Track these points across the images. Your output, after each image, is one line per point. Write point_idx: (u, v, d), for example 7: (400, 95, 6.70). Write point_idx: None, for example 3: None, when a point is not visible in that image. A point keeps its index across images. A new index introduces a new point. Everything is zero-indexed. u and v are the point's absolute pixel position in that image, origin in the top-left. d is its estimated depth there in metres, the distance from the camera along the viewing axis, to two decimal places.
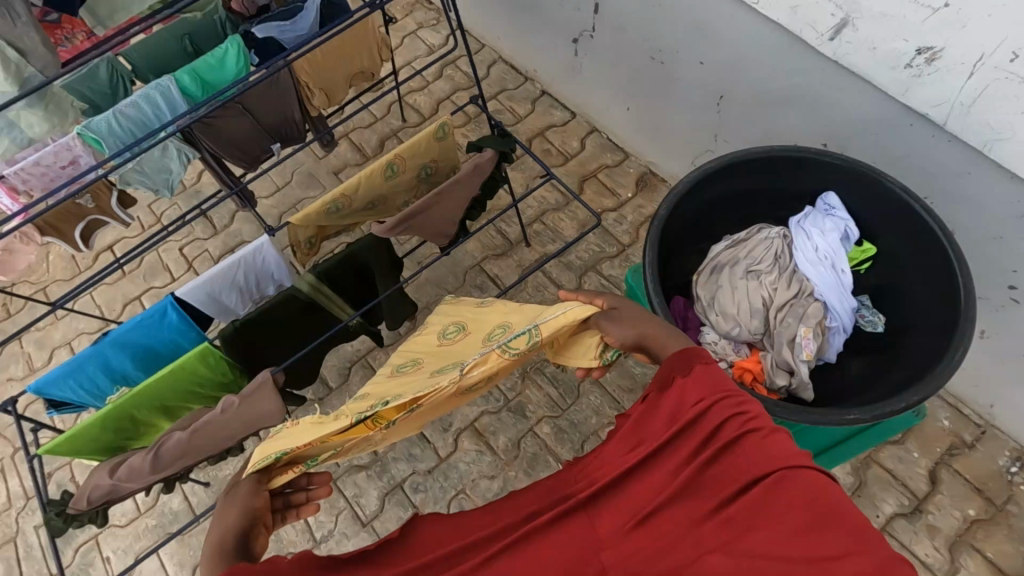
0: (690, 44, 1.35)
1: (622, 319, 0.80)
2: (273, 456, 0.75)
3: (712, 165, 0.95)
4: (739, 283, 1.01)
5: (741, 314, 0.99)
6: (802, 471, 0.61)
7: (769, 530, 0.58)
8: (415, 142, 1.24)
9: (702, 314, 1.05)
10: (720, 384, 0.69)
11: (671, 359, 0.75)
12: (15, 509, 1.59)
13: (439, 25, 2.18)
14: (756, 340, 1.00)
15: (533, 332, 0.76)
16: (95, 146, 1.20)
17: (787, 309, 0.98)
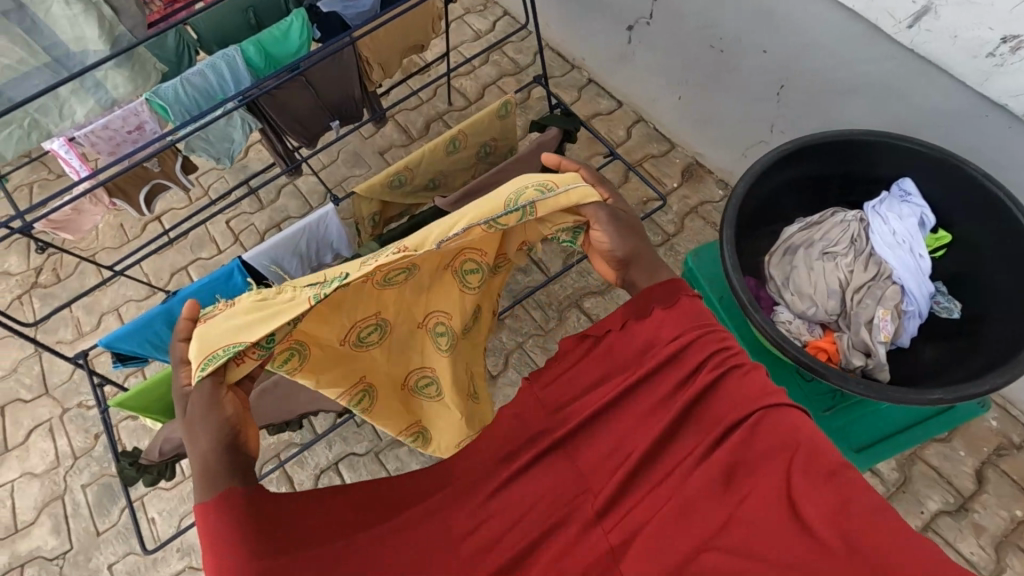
0: (753, 31, 1.36)
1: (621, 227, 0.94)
2: (225, 352, 0.79)
3: (788, 147, 1.01)
4: (816, 264, 1.08)
5: (818, 294, 1.06)
6: (780, 411, 0.72)
7: (757, 491, 0.68)
8: (478, 120, 1.25)
9: (776, 295, 1.11)
10: (697, 320, 0.82)
11: (657, 287, 0.88)
12: (63, 468, 1.61)
13: (486, 11, 2.18)
14: (831, 321, 1.07)
15: (526, 209, 0.86)
16: (162, 114, 1.18)
17: (864, 291, 1.04)
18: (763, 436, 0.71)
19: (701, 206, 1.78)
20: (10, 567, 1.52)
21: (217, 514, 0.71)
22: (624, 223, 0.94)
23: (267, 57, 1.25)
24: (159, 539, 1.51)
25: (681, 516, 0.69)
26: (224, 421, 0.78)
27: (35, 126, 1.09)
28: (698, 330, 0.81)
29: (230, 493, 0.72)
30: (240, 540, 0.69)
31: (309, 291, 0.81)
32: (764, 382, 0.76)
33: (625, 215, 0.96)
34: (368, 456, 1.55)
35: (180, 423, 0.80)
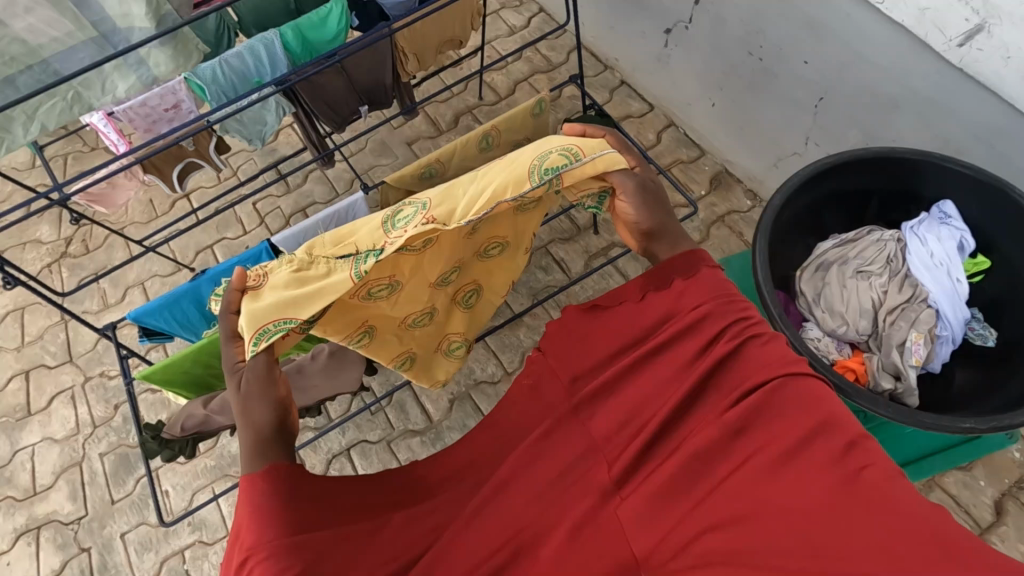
0: (795, 40, 1.34)
1: (645, 200, 0.93)
2: (283, 327, 0.82)
3: (828, 163, 1.01)
4: (849, 282, 1.07)
5: (850, 313, 1.05)
6: (794, 381, 0.73)
7: (775, 459, 0.67)
8: (513, 116, 1.25)
9: (807, 309, 1.10)
10: (714, 288, 0.84)
11: (677, 258, 0.91)
12: (82, 435, 1.64)
13: (522, 7, 2.17)
14: (862, 341, 1.06)
15: (555, 179, 0.87)
16: (199, 94, 1.19)
17: (898, 313, 1.02)
18: (777, 408, 0.71)
19: (728, 214, 1.76)
20: (26, 528, 1.55)
21: (263, 484, 0.75)
22: (650, 194, 0.94)
23: (305, 43, 1.26)
24: (171, 512, 1.53)
25: (685, 486, 0.70)
26: (277, 397, 0.83)
27: (77, 99, 1.09)
28: (717, 301, 0.82)
29: (275, 467, 0.77)
30: (280, 513, 0.72)
31: (346, 262, 0.84)
32: (783, 353, 0.77)
33: (653, 185, 0.95)
34: (380, 444, 1.56)
35: (233, 400, 0.84)
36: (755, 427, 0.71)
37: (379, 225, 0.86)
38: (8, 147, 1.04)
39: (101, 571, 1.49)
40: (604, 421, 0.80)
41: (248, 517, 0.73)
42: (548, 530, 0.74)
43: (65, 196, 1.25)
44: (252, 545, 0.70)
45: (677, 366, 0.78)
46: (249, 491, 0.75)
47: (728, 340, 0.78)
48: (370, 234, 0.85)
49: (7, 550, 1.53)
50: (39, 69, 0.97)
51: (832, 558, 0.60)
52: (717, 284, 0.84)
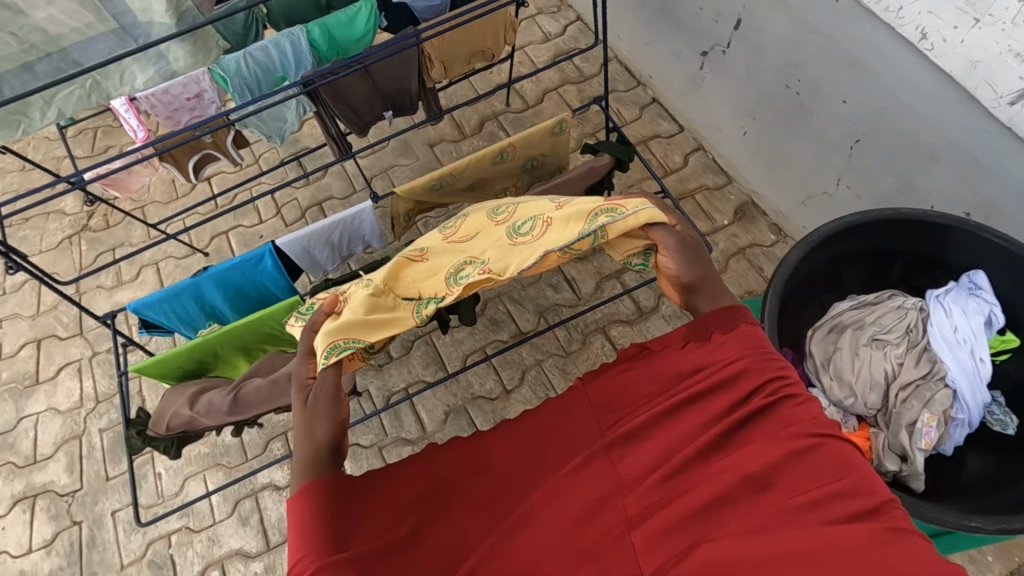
0: (835, 78, 1.27)
1: (687, 252, 0.87)
2: (350, 346, 0.81)
3: (853, 219, 0.96)
4: (862, 350, 1.02)
5: (860, 386, 1.00)
6: (829, 444, 0.67)
7: (804, 518, 0.61)
8: (531, 134, 1.22)
9: (814, 373, 1.04)
10: (754, 346, 0.76)
11: (714, 312, 0.82)
12: (84, 409, 1.67)
13: (559, 14, 2.13)
14: (869, 415, 1.01)
15: (597, 233, 0.85)
16: (222, 84, 1.20)
17: (912, 390, 0.98)
18: (806, 466, 0.65)
19: (750, 247, 1.70)
20: (23, 495, 1.58)
21: (309, 501, 0.69)
22: (690, 247, 0.87)
23: (331, 41, 1.25)
24: (162, 496, 1.55)
25: (704, 514, 0.64)
26: (339, 418, 0.77)
27: (96, 88, 1.07)
28: (754, 358, 0.75)
29: (314, 485, 0.71)
30: (322, 527, 0.67)
31: (409, 306, 0.89)
32: (819, 413, 0.70)
33: (694, 240, 0.89)
34: (371, 450, 1.55)
35: (295, 413, 0.79)
36: (777, 472, 0.65)
37: (446, 279, 0.90)
38: (24, 130, 1.05)
39: (89, 546, 1.52)
40: (634, 451, 0.72)
41: (292, 533, 0.68)
42: (562, 557, 0.66)
43: (82, 182, 1.26)
44: (295, 571, 0.65)
45: (710, 420, 0.71)
46: (296, 507, 0.70)
47: (765, 393, 0.71)
48: (432, 286, 0.90)
49: (3, 515, 1.56)
50: (57, 57, 0.97)
51: None
52: (760, 345, 0.77)
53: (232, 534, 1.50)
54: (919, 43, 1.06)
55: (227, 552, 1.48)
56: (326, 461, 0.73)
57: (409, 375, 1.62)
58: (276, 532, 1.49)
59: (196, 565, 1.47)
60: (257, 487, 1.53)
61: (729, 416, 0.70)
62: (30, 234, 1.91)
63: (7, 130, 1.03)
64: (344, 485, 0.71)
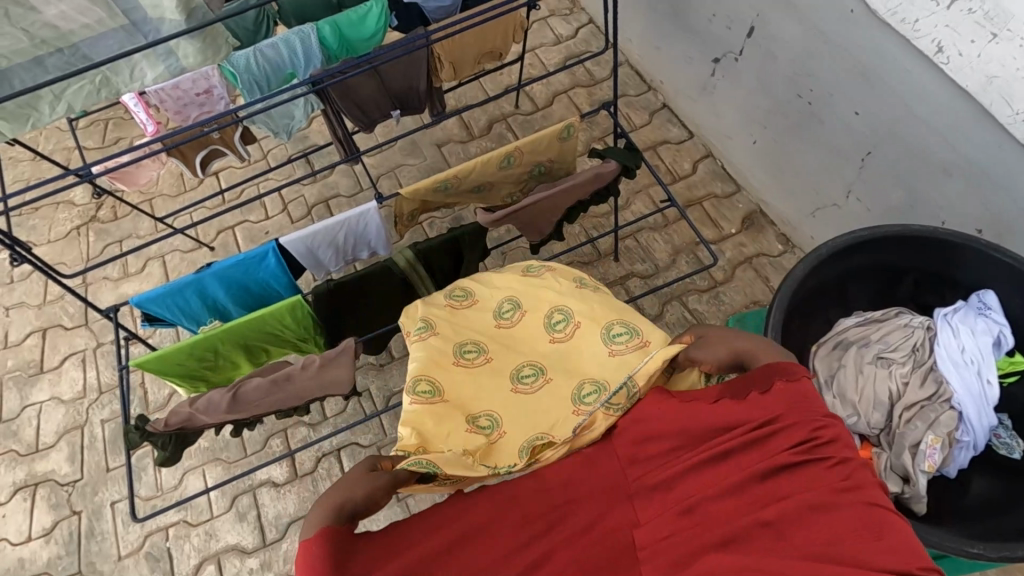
0: (848, 88, 1.26)
1: (708, 344, 0.81)
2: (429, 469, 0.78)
3: (862, 235, 0.95)
4: (867, 367, 1.00)
5: (863, 404, 0.99)
6: (868, 511, 0.60)
7: None
8: (538, 138, 1.21)
9: (817, 389, 1.02)
10: (796, 400, 0.68)
11: (756, 369, 0.73)
12: (87, 399, 1.68)
13: (572, 16, 2.12)
14: (872, 434, 1.00)
15: (629, 384, 0.83)
16: (231, 81, 1.20)
17: (916, 410, 0.96)
18: (841, 534, 0.59)
19: (757, 257, 1.68)
20: (25, 483, 1.59)
21: (320, 545, 0.67)
22: (709, 339, 0.82)
23: (341, 39, 1.25)
24: (162, 488, 1.55)
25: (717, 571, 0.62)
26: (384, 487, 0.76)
27: (105, 84, 1.08)
28: (793, 415, 0.67)
29: (329, 530, 0.69)
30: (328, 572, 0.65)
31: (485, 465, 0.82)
32: (861, 477, 0.63)
33: (711, 331, 0.83)
34: (370, 449, 1.55)
35: (353, 471, 0.78)
36: (800, 536, 0.60)
37: (515, 447, 0.86)
38: (34, 124, 1.05)
39: (88, 537, 1.53)
40: (654, 503, 0.70)
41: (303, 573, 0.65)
42: None
43: (90, 174, 1.26)
44: None
45: (734, 478, 0.65)
46: (306, 550, 0.67)
47: (796, 450, 0.64)
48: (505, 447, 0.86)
49: (4, 502, 1.58)
50: (68, 52, 0.97)
51: None
52: (805, 397, 0.68)
53: (229, 529, 1.50)
54: (934, 56, 1.04)
55: (224, 547, 1.48)
56: (344, 513, 0.72)
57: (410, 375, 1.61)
58: (273, 529, 1.49)
59: (192, 559, 1.48)
60: (256, 483, 1.53)
61: (752, 473, 0.65)
62: (39, 223, 1.92)
63: (17, 124, 1.04)
64: (356, 539, 0.69)
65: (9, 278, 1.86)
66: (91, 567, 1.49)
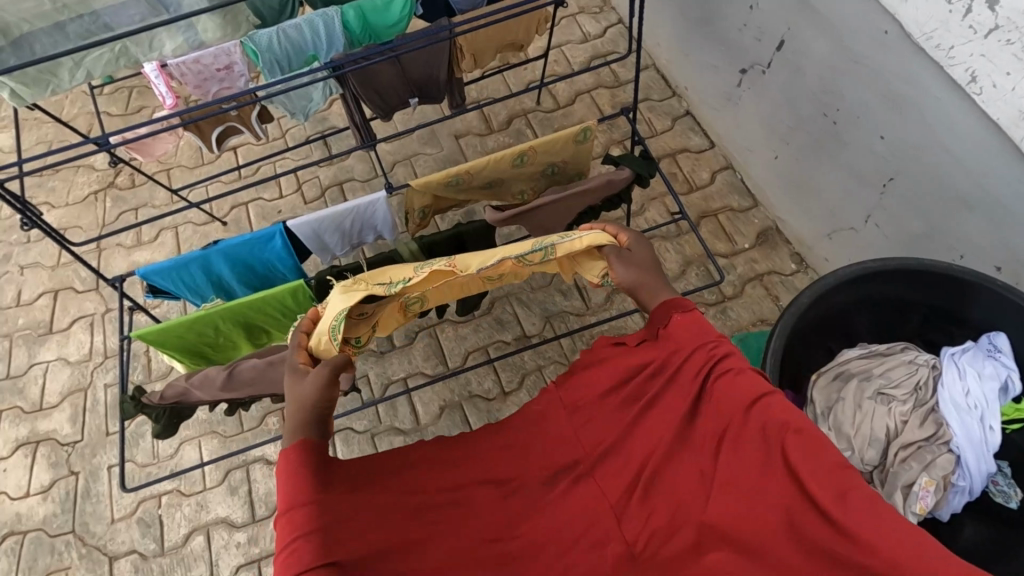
0: (873, 114, 1.23)
1: (629, 260, 0.93)
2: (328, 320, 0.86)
3: (871, 266, 0.93)
4: (866, 403, 0.98)
5: (859, 440, 0.97)
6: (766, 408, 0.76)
7: (749, 481, 0.75)
8: (554, 139, 1.19)
9: (813, 421, 1.01)
10: (697, 336, 0.84)
11: (657, 309, 0.90)
12: (93, 362, 1.71)
13: (601, 15, 2.09)
14: (865, 471, 0.98)
15: (547, 248, 0.91)
16: (252, 59, 1.19)
17: (912, 451, 0.94)
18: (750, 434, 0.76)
19: (768, 274, 1.65)
20: (27, 440, 1.63)
21: (298, 455, 0.79)
22: (637, 258, 0.94)
23: (365, 25, 1.25)
24: (158, 457, 1.58)
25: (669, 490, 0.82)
26: (329, 399, 0.84)
27: (124, 53, 1.11)
28: (695, 352, 0.83)
29: (308, 441, 0.80)
30: (308, 479, 0.77)
31: (380, 287, 0.88)
32: (752, 385, 0.78)
33: (641, 252, 0.95)
34: (364, 435, 1.55)
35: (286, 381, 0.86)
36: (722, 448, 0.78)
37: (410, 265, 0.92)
38: (53, 90, 1.06)
39: (83, 497, 1.55)
40: (611, 452, 0.87)
41: (285, 478, 0.78)
42: (576, 536, 0.84)
43: (106, 142, 1.27)
44: (287, 511, 0.75)
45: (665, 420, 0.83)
46: (289, 460, 0.79)
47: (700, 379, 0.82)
48: (402, 271, 0.91)
49: (5, 457, 1.61)
50: (88, 20, 0.98)
51: (773, 534, 0.71)
52: (701, 329, 0.85)
53: (220, 502, 1.52)
54: (967, 85, 1.01)
55: (214, 520, 1.50)
56: (317, 427, 0.83)
57: (409, 366, 1.62)
58: (263, 506, 1.51)
59: (182, 528, 1.50)
60: (249, 459, 1.55)
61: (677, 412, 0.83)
62: (58, 186, 1.95)
63: (38, 89, 1.05)
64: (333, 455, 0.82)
65: (25, 238, 1.89)
66: (84, 527, 1.52)
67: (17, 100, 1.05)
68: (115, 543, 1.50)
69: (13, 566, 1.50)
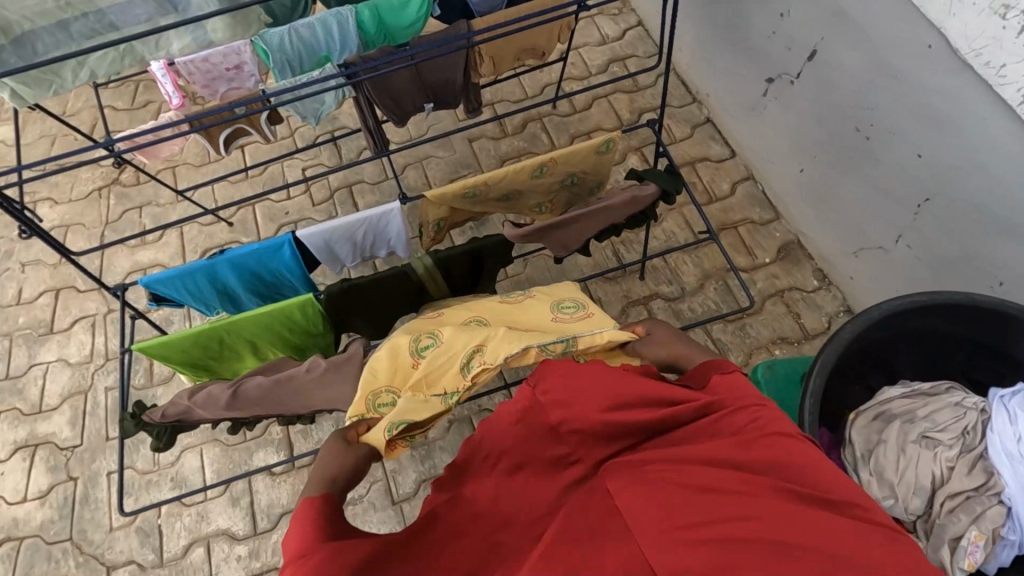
0: (912, 131, 1.17)
1: (653, 343, 0.93)
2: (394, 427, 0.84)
3: (917, 300, 0.89)
4: (910, 448, 0.94)
5: (903, 488, 0.93)
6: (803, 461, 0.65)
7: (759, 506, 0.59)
8: (576, 150, 1.14)
9: (852, 465, 0.98)
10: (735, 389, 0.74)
11: (697, 368, 0.82)
12: (94, 364, 1.67)
13: (620, 16, 2.03)
14: (908, 520, 0.94)
15: (570, 341, 0.91)
16: (263, 59, 1.14)
17: (961, 502, 0.90)
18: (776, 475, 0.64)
19: (789, 290, 1.60)
20: (25, 443, 1.59)
21: (321, 506, 0.72)
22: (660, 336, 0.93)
23: (380, 25, 1.19)
24: (158, 464, 1.54)
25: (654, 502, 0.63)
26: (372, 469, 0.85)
27: (131, 52, 1.06)
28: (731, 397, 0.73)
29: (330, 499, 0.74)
30: (320, 527, 0.69)
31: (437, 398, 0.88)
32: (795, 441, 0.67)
33: (661, 331, 0.94)
34: None
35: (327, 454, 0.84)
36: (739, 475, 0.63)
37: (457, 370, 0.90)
38: (56, 91, 1.01)
39: (81, 503, 1.52)
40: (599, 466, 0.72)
41: (298, 531, 0.68)
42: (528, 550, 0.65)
43: (111, 144, 1.22)
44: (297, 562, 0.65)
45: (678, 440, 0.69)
46: (307, 513, 0.71)
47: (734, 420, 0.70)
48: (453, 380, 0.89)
49: (3, 460, 1.57)
50: (93, 18, 0.93)
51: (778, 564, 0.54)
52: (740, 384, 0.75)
53: (221, 513, 1.48)
54: (1018, 107, 0.95)
55: (214, 531, 1.47)
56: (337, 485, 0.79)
57: None
58: (265, 518, 1.47)
59: (182, 538, 1.47)
60: (251, 469, 1.51)
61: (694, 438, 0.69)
62: (62, 181, 1.90)
63: (40, 89, 1.00)
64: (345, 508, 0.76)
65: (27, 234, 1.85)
66: (82, 535, 1.49)
67: (18, 100, 1.01)
68: (112, 552, 1.46)
69: (8, 573, 1.46)
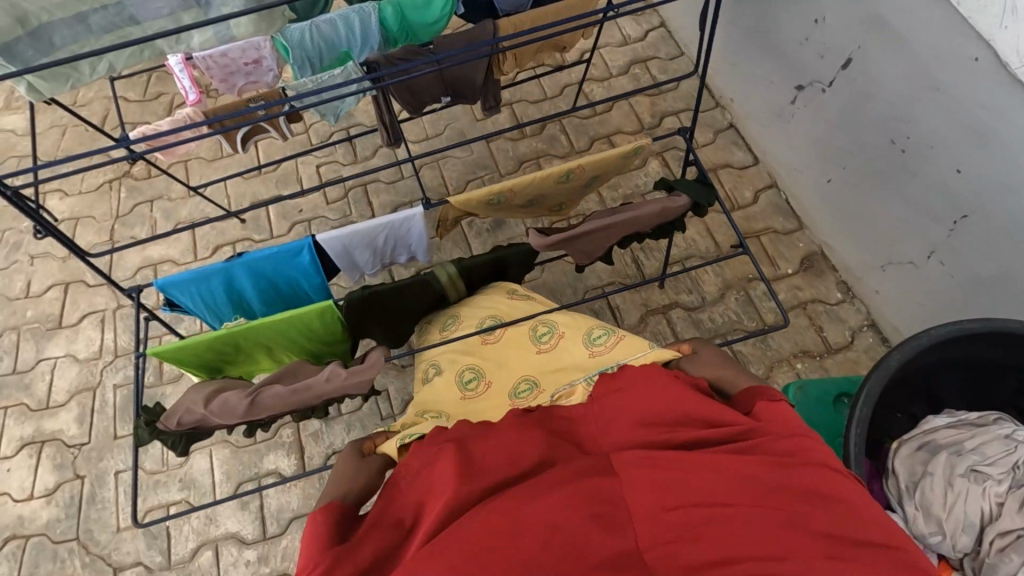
0: (950, 142, 1.14)
1: (700, 363, 0.89)
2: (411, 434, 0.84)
3: (969, 325, 0.89)
4: (958, 482, 0.93)
5: (951, 524, 0.92)
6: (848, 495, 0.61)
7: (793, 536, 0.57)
8: (604, 156, 1.10)
9: (897, 498, 0.97)
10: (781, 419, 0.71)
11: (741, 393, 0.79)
12: (103, 361, 1.64)
13: (643, 17, 1.99)
14: (956, 555, 0.93)
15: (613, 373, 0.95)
16: (283, 55, 1.11)
17: (1011, 540, 0.89)
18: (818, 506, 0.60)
19: (811, 302, 1.57)
20: (32, 439, 1.57)
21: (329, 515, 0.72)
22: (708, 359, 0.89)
23: (403, 22, 1.16)
24: (167, 464, 1.52)
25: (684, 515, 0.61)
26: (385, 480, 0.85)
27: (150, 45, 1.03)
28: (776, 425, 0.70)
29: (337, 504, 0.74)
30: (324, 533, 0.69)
31: None
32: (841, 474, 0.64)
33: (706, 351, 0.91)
34: None
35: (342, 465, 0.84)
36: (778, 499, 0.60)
37: None
38: (73, 85, 0.98)
39: (89, 503, 1.50)
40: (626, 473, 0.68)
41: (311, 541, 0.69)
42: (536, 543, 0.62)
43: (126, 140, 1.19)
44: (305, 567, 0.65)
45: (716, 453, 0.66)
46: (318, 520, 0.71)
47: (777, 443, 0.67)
48: None
49: (10, 456, 1.55)
50: (113, 11, 0.90)
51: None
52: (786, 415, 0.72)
53: (230, 516, 1.46)
54: None
55: (223, 534, 1.45)
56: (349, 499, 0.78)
57: None
58: (274, 522, 1.45)
59: (190, 541, 1.44)
60: (261, 472, 1.49)
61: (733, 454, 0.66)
62: (73, 173, 1.88)
63: (55, 83, 0.97)
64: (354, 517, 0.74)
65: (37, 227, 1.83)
66: (89, 535, 1.47)
67: (35, 94, 0.98)
68: (119, 553, 1.44)
69: (14, 572, 1.44)
